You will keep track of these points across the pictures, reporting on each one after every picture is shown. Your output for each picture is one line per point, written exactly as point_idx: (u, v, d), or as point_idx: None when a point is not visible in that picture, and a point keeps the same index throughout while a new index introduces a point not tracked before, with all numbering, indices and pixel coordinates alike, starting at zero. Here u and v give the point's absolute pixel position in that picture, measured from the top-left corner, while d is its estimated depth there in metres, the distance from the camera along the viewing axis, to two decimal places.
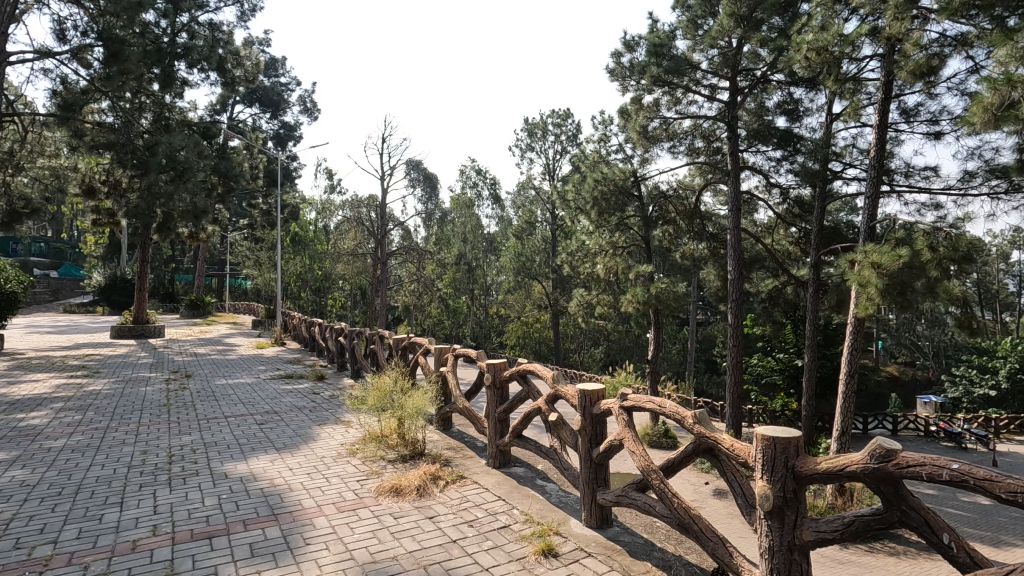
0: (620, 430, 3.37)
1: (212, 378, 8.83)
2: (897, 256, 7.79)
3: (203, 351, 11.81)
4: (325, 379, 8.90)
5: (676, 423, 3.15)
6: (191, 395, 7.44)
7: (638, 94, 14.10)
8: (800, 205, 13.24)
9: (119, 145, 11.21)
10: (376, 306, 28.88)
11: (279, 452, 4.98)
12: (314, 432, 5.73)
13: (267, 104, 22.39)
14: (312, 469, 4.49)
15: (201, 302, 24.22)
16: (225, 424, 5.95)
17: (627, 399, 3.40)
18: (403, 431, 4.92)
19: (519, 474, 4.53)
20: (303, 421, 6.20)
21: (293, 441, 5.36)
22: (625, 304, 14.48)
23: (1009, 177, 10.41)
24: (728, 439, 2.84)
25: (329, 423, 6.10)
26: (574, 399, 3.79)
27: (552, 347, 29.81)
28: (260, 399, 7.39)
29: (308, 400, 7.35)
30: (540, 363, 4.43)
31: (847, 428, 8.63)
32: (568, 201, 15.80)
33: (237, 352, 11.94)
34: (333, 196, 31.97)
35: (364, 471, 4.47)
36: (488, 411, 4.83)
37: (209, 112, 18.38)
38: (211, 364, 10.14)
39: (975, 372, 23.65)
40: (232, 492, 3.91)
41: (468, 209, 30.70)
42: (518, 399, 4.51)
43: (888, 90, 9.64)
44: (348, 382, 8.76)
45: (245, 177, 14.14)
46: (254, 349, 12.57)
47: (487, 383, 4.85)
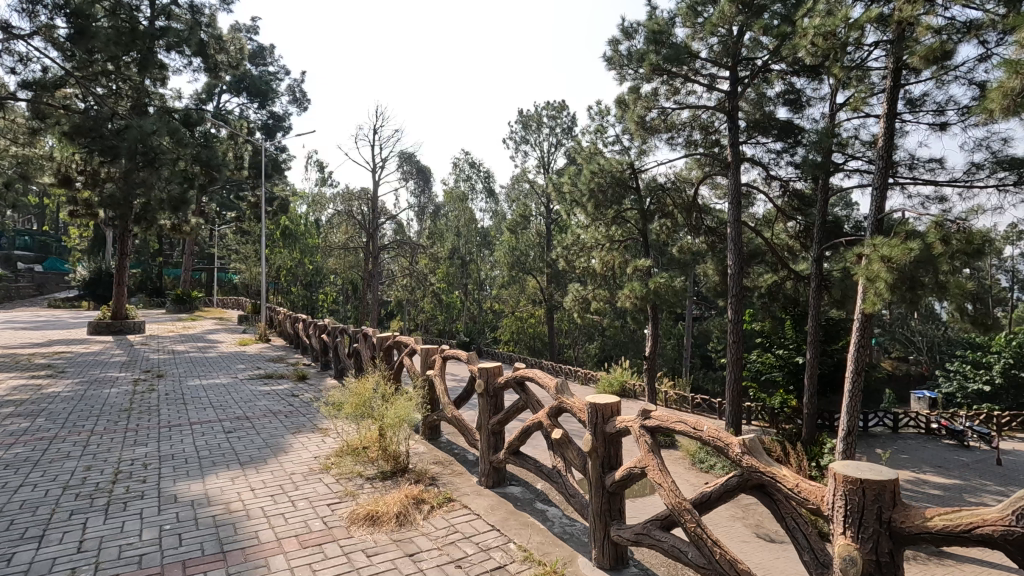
0: (643, 455, 3.01)
1: (185, 378, 8.37)
2: (908, 249, 7.49)
3: (183, 349, 11.33)
4: (306, 379, 8.52)
5: (718, 450, 2.77)
6: (157, 398, 7.02)
7: (636, 84, 13.70)
8: (800, 199, 12.93)
9: (84, 128, 10.59)
10: (368, 301, 28.50)
11: (241, 468, 4.57)
12: (286, 442, 5.34)
13: (255, 94, 21.68)
14: (278, 490, 4.10)
15: (187, 297, 23.67)
16: (189, 433, 5.55)
17: (653, 418, 3.02)
18: (385, 444, 4.56)
19: (516, 496, 4.17)
20: (276, 429, 5.82)
21: (261, 454, 4.97)
22: (622, 299, 14.16)
23: (1019, 169, 10.09)
24: (792, 477, 2.45)
25: (305, 432, 5.73)
26: (583, 415, 3.40)
27: (547, 343, 29.51)
28: (233, 403, 6.99)
29: (285, 404, 6.96)
30: (538, 369, 4.03)
31: (852, 428, 8.26)
32: (564, 194, 15.43)
33: (219, 349, 11.47)
34: (323, 188, 31.42)
35: (339, 492, 4.09)
36: (480, 422, 4.47)
37: (194, 100, 17.83)
38: (187, 363, 9.68)
39: (969, 367, 23.51)
40: (177, 522, 3.52)
41: (461, 202, 30.22)
42: (515, 410, 4.14)
43: (897, 79, 9.32)
44: (331, 382, 8.34)
45: (228, 167, 13.59)
46: (237, 346, 12.14)
47: (480, 390, 4.46)
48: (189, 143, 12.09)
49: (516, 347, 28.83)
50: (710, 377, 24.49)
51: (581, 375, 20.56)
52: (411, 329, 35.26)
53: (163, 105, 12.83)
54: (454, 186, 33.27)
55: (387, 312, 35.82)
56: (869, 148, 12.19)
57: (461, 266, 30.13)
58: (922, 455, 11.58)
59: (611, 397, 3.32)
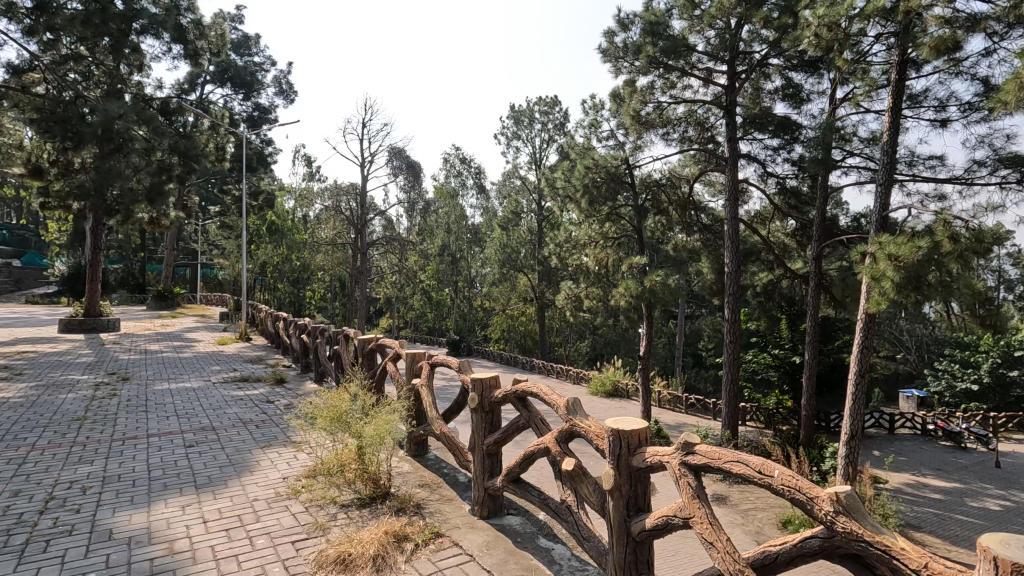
0: (686, 500, 2.52)
1: (153, 382, 7.90)
2: (915, 247, 7.25)
3: (157, 348, 10.83)
4: (284, 383, 8.10)
5: (793, 501, 2.19)
6: (117, 405, 6.60)
7: (632, 77, 13.36)
8: (796, 196, 12.72)
9: (45, 112, 10.09)
10: (356, 299, 28.06)
11: (196, 494, 4.17)
12: (251, 461, 4.94)
13: (239, 85, 21.07)
14: (234, 524, 3.70)
15: (169, 294, 23.07)
16: (142, 448, 5.14)
17: (697, 455, 2.53)
18: (365, 464, 4.16)
19: (514, 529, 3.79)
20: (242, 442, 5.43)
21: (220, 475, 4.57)
22: (615, 297, 13.89)
23: (1022, 167, 9.85)
24: (914, 554, 1.83)
25: (275, 447, 5.34)
26: (602, 444, 2.99)
27: (538, 341, 29.22)
28: (201, 410, 6.57)
29: (257, 412, 6.54)
30: (541, 385, 3.64)
31: (856, 432, 7.97)
32: (557, 189, 15.10)
33: (196, 349, 11.00)
34: (311, 183, 30.84)
35: (307, 525, 3.70)
36: (474, 442, 4.10)
37: (175, 90, 17.23)
38: (159, 364, 9.20)
39: (957, 366, 23.46)
40: (107, 567, 3.11)
41: (451, 198, 29.79)
42: (515, 428, 3.77)
43: (903, 72, 9.05)
44: (311, 386, 7.94)
45: (208, 158, 13.07)
46: (215, 345, 11.68)
47: (474, 405, 4.07)
48: (167, 132, 11.62)
49: (507, 346, 28.52)
50: (702, 376, 24.32)
51: (573, 374, 20.26)
52: (401, 326, 34.85)
53: (140, 92, 12.33)
54: (444, 182, 32.82)
55: (376, 309, 35.33)
56: (869, 144, 12.01)
57: (451, 263, 29.67)
58: (920, 457, 11.40)
59: (635, 423, 2.91)
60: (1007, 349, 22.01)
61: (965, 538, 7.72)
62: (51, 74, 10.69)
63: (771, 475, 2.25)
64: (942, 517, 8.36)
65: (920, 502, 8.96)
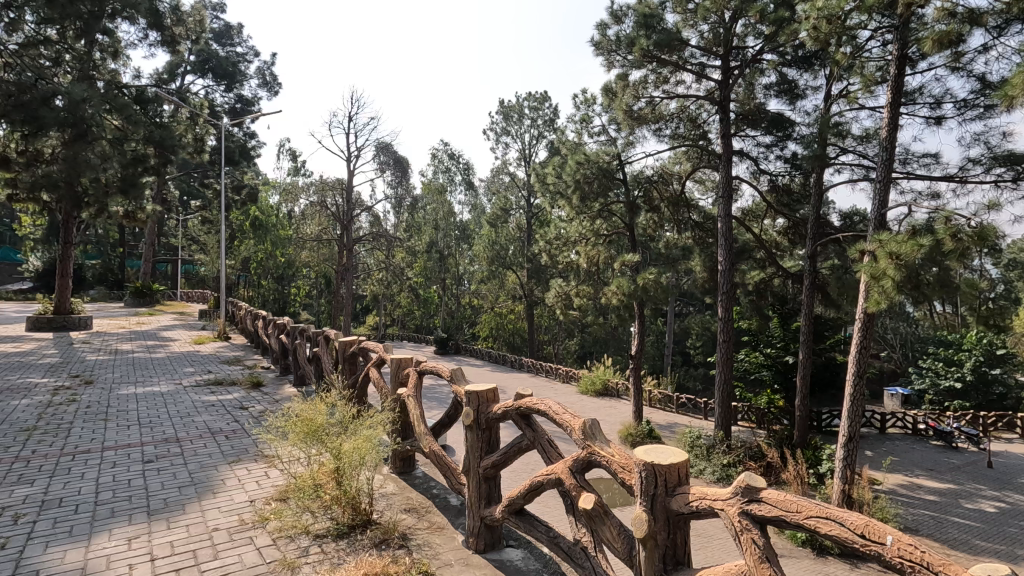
0: (754, 564, 2.08)
1: (118, 386, 7.48)
2: (917, 245, 7.07)
3: (130, 348, 10.37)
4: (260, 387, 7.73)
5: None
6: (75, 411, 6.23)
7: (624, 71, 13.10)
8: (790, 194, 12.57)
9: (5, 96, 9.60)
10: (341, 297, 27.60)
11: (147, 523, 3.83)
12: (215, 480, 4.62)
13: (222, 75, 20.42)
14: (186, 560, 3.36)
15: (147, 290, 22.43)
16: (93, 466, 4.80)
17: (769, 508, 2.10)
18: (344, 486, 3.84)
19: (510, 565, 3.52)
20: (207, 458, 5.09)
21: (178, 498, 4.24)
22: (608, 295, 13.70)
23: (1018, 165, 9.74)
24: None
25: (243, 463, 5.01)
26: (629, 477, 2.64)
27: (526, 339, 28.93)
28: (166, 418, 6.22)
29: (228, 420, 6.21)
30: (547, 402, 3.31)
31: (854, 434, 7.80)
32: (547, 185, 14.84)
33: (170, 349, 10.56)
34: (296, 178, 30.23)
35: (273, 563, 3.36)
36: (468, 464, 3.80)
37: (153, 79, 16.67)
38: (129, 366, 8.78)
39: (941, 364, 23.47)
40: None
41: (439, 194, 29.31)
42: (516, 450, 3.49)
43: (903, 67, 8.87)
44: (289, 390, 7.59)
45: (186, 149, 12.60)
46: (192, 345, 11.25)
47: (469, 422, 3.74)
48: (140, 121, 11.17)
49: (495, 344, 28.22)
50: (691, 374, 24.23)
51: (562, 373, 20.03)
52: (387, 324, 34.40)
53: (113, 80, 11.84)
54: (432, 178, 32.40)
55: (361, 306, 34.84)
56: (863, 141, 11.88)
57: (439, 261, 29.28)
58: (912, 457, 11.31)
59: (672, 456, 2.54)
60: (989, 347, 22.17)
61: (963, 541, 7.59)
62: (15, 59, 10.28)
63: (884, 542, 1.83)
64: (938, 519, 8.25)
65: (916, 504, 8.83)
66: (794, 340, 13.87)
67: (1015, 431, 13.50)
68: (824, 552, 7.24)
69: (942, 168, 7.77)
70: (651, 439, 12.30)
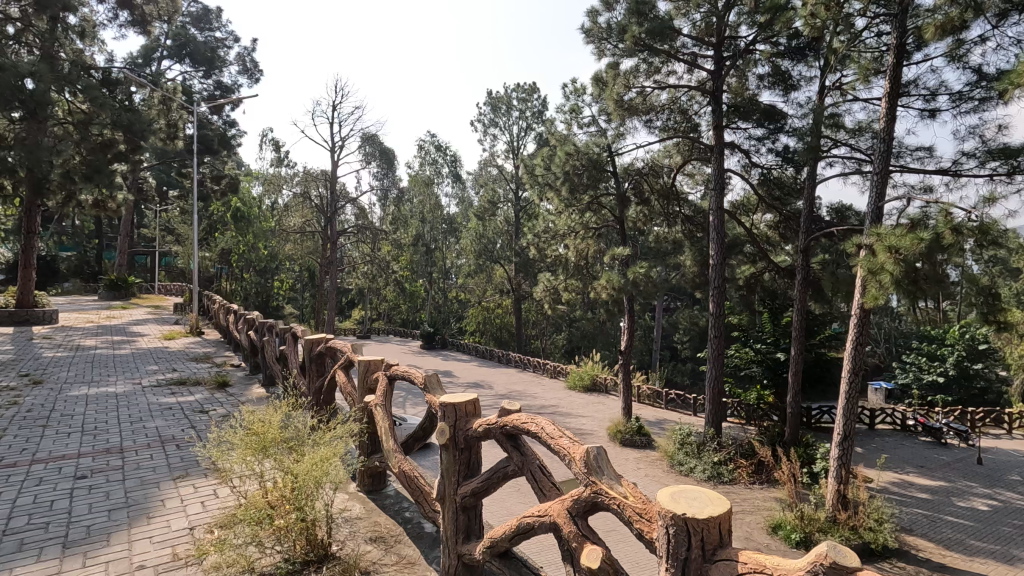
0: None
1: (69, 386, 7.13)
2: (918, 238, 6.82)
3: (94, 345, 9.88)
4: (226, 388, 7.38)
5: None
6: (15, 416, 5.87)
7: (615, 60, 12.77)
8: (781, 188, 12.36)
9: None
10: (326, 290, 27.06)
11: (61, 559, 3.44)
12: (153, 501, 4.26)
13: (199, 61, 19.71)
14: None
15: (122, 283, 21.74)
16: (19, 483, 4.43)
17: None
18: (301, 508, 3.32)
19: None
20: (150, 474, 4.74)
21: (104, 526, 3.87)
22: (597, 289, 13.41)
23: (1013, 158, 9.58)
24: None
25: (188, 480, 4.67)
26: (650, 529, 2.16)
27: (514, 334, 28.62)
28: (114, 425, 5.87)
29: (182, 428, 5.86)
30: (542, 425, 2.86)
31: (849, 432, 7.60)
32: (535, 176, 14.50)
33: (137, 346, 10.09)
34: (279, 169, 29.54)
35: None
36: (443, 490, 3.40)
37: (126, 63, 16.01)
38: (87, 364, 8.33)
39: (924, 359, 23.39)
40: None
41: (426, 187, 28.81)
42: (500, 477, 3.08)
43: (901, 56, 8.61)
44: (258, 391, 7.20)
45: (156, 135, 12.06)
46: (162, 340, 10.78)
47: (445, 441, 3.32)
48: (106, 105, 10.65)
49: (483, 339, 27.86)
50: (680, 369, 24.10)
51: (550, 368, 19.76)
52: (373, 318, 33.88)
53: (78, 61, 11.28)
54: (419, 170, 31.86)
55: (346, 300, 34.28)
56: (857, 136, 11.73)
57: (426, 254, 28.82)
58: (902, 454, 11.21)
59: (708, 502, 2.02)
60: (972, 342, 22.31)
61: (957, 542, 7.45)
62: None
63: None
64: (931, 519, 8.10)
65: (908, 503, 8.69)
66: (785, 336, 13.72)
67: (1002, 426, 13.50)
68: None
69: (935, 161, 7.82)
70: (640, 436, 12.06)
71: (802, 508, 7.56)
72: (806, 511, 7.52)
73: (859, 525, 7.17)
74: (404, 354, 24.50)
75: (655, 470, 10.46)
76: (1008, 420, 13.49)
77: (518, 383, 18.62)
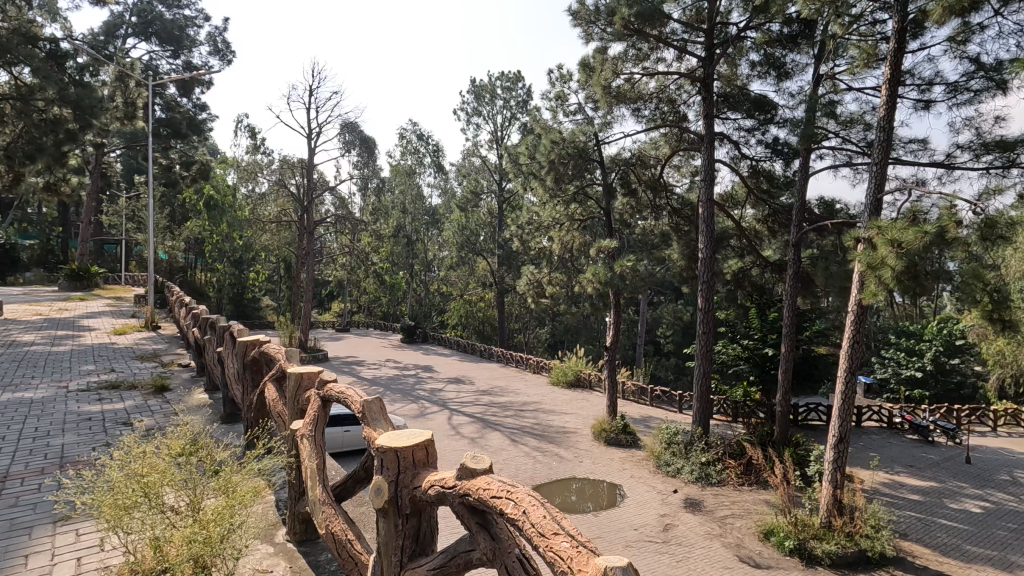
0: None
1: None
2: (922, 232, 6.41)
3: (35, 341, 9.20)
4: (166, 393, 6.86)
5: None
6: None
7: (603, 45, 12.28)
8: (769, 180, 12.01)
9: None
10: (303, 282, 26.26)
11: None
12: (10, 559, 3.56)
13: (167, 40, 18.76)
14: None
15: (84, 273, 20.73)
16: None
17: None
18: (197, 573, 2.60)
19: None
20: (23, 520, 4.06)
21: None
22: (583, 283, 12.98)
23: (1009, 151, 9.25)
24: None
25: (68, 527, 4.01)
26: None
27: (497, 328, 28.18)
28: (11, 443, 5.23)
29: (91, 447, 5.24)
30: (521, 493, 1.99)
31: (845, 434, 7.24)
32: (519, 165, 14.00)
33: (84, 342, 9.41)
34: (255, 156, 28.55)
35: None
36: (383, 565, 2.61)
37: (83, 38, 15.00)
38: (12, 364, 7.71)
39: (902, 354, 23.06)
40: None
41: (408, 176, 28.02)
42: (459, 559, 2.29)
43: (901, 42, 8.25)
44: (199, 396, 6.72)
45: (106, 114, 11.39)
46: (115, 336, 10.13)
47: (383, 505, 2.50)
48: (51, 80, 10.05)
49: (465, 333, 27.33)
50: (663, 364, 23.88)
51: (533, 363, 19.38)
52: (353, 310, 33.16)
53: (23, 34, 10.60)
54: (400, 160, 31.06)
55: (326, 293, 33.45)
56: (851, 127, 11.39)
57: (406, 246, 28.12)
58: (891, 453, 10.98)
59: None
60: (950, 338, 22.05)
61: (954, 547, 7.18)
62: None
63: None
64: (926, 523, 7.82)
65: (901, 505, 8.43)
66: (772, 331, 13.45)
67: (986, 423, 13.41)
68: (814, 563, 6.73)
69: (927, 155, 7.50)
70: (625, 434, 11.69)
71: (796, 513, 7.25)
72: (800, 516, 7.22)
73: (856, 532, 6.89)
74: (384, 348, 23.94)
75: (641, 471, 10.09)
76: (992, 418, 13.40)
77: (499, 378, 18.22)
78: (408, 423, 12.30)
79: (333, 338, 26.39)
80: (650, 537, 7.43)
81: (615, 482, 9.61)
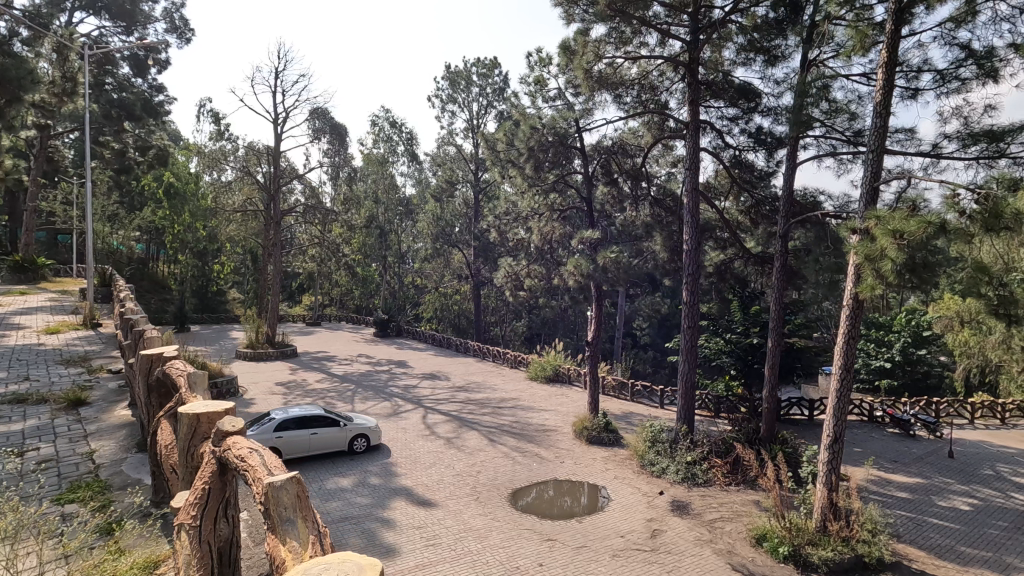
0: None
1: None
2: (926, 222, 6.01)
3: None
4: (83, 407, 6.25)
5: None
6: None
7: (585, 26, 11.73)
8: (751, 172, 11.70)
9: None
10: (270, 276, 25.25)
11: None
12: None
13: (117, 15, 17.48)
14: None
15: (28, 265, 19.42)
16: None
17: None
18: None
19: None
20: None
21: None
22: (564, 276, 12.47)
23: (999, 141, 8.99)
24: None
25: None
26: None
27: (472, 321, 27.55)
28: None
29: None
30: None
31: (840, 434, 6.91)
32: (496, 154, 13.44)
33: (10, 343, 8.56)
34: (219, 143, 27.20)
35: None
36: None
37: (18, 8, 13.75)
38: None
39: (870, 345, 22.93)
40: None
41: (381, 165, 27.05)
42: None
43: (897, 26, 7.91)
44: (122, 414, 6.09)
45: (37, 89, 10.45)
46: (47, 335, 9.29)
47: None
48: None
49: (440, 326, 26.61)
50: (641, 357, 23.68)
51: (510, 358, 18.91)
52: (325, 303, 32.18)
53: None
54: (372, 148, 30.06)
55: (296, 286, 32.38)
56: (838, 116, 11.08)
57: (379, 237, 27.18)
58: (875, 448, 10.82)
59: None
60: (918, 329, 22.26)
61: (949, 549, 6.94)
62: None
63: None
64: (918, 523, 7.60)
65: (892, 505, 8.20)
66: (755, 324, 13.24)
67: (963, 416, 13.41)
68: (810, 570, 6.43)
69: (920, 144, 7.24)
70: (607, 433, 11.29)
71: (790, 517, 6.96)
72: (794, 520, 6.91)
73: (852, 537, 6.60)
74: (357, 343, 23.19)
75: (625, 471, 9.69)
76: (969, 410, 13.42)
77: (476, 373, 17.70)
78: (380, 423, 11.68)
79: (303, 332, 25.55)
80: (637, 544, 7.01)
81: (598, 483, 9.21)
